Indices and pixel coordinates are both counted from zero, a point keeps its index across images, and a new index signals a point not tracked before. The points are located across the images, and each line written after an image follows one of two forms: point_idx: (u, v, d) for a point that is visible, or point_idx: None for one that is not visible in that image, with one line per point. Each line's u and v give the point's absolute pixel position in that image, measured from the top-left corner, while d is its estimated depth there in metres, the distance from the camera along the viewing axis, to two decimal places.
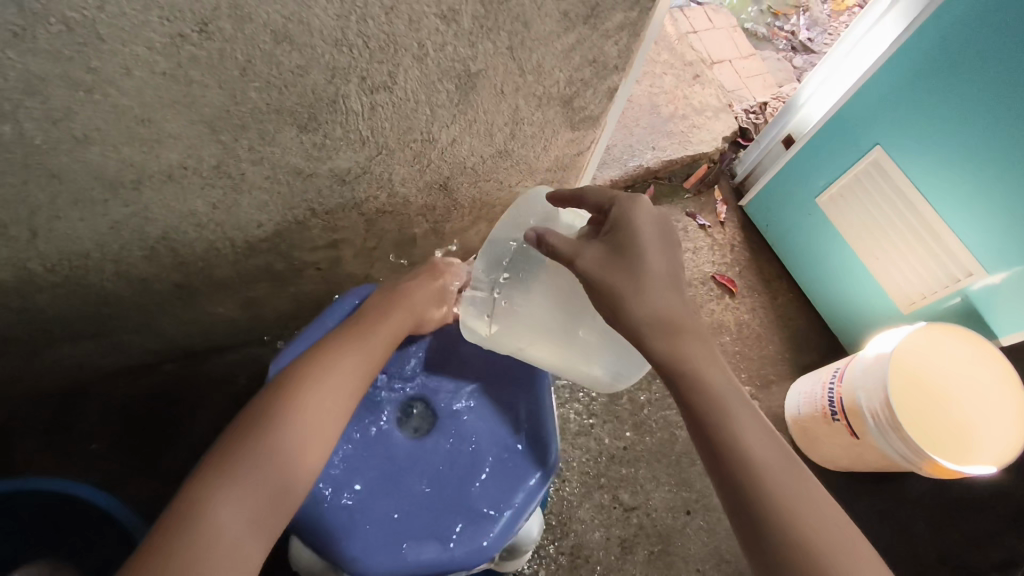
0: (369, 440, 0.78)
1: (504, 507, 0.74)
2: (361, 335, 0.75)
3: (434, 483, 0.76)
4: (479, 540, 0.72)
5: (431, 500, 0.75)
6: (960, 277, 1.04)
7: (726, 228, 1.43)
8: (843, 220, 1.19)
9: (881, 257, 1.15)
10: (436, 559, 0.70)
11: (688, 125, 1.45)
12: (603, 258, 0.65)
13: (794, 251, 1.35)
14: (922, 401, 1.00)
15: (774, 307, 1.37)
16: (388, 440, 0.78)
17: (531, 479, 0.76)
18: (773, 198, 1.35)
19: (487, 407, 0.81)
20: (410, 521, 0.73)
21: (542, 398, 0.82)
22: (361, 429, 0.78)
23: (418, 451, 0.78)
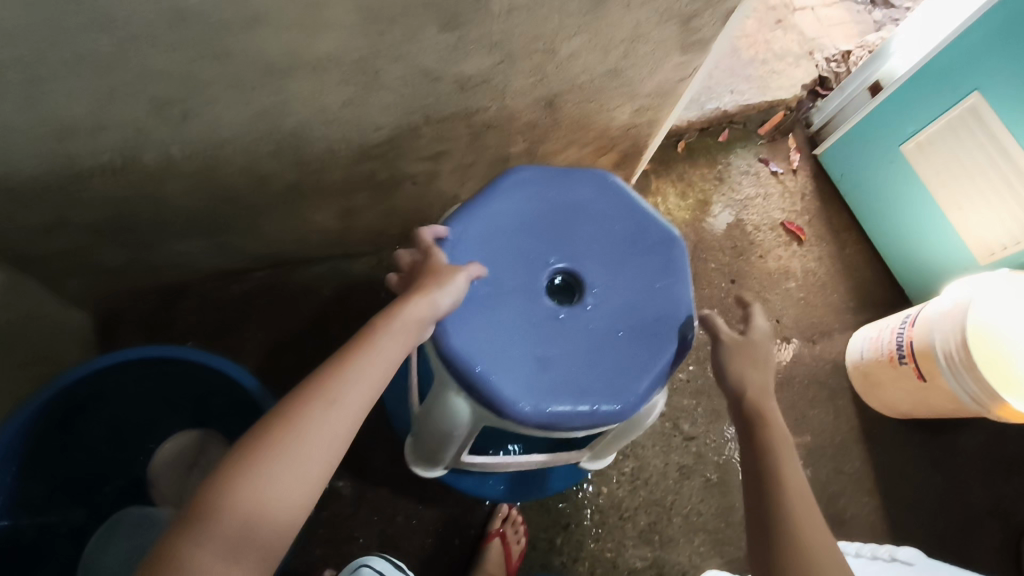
0: (525, 295, 0.75)
1: (651, 366, 0.74)
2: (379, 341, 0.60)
3: (570, 327, 0.74)
4: (615, 381, 0.72)
5: (577, 357, 0.73)
6: None
7: (798, 175, 1.46)
8: (930, 169, 1.20)
9: (965, 208, 1.16)
10: (584, 414, 0.70)
11: (767, 70, 1.44)
12: (735, 340, 0.75)
13: (871, 204, 1.36)
14: (995, 348, 1.02)
15: (841, 257, 1.40)
16: (538, 302, 0.75)
17: (659, 349, 0.74)
18: (854, 148, 1.36)
19: (640, 284, 0.78)
20: (574, 373, 0.72)
21: (678, 265, 0.80)
22: (512, 288, 0.75)
23: (563, 316, 0.75)
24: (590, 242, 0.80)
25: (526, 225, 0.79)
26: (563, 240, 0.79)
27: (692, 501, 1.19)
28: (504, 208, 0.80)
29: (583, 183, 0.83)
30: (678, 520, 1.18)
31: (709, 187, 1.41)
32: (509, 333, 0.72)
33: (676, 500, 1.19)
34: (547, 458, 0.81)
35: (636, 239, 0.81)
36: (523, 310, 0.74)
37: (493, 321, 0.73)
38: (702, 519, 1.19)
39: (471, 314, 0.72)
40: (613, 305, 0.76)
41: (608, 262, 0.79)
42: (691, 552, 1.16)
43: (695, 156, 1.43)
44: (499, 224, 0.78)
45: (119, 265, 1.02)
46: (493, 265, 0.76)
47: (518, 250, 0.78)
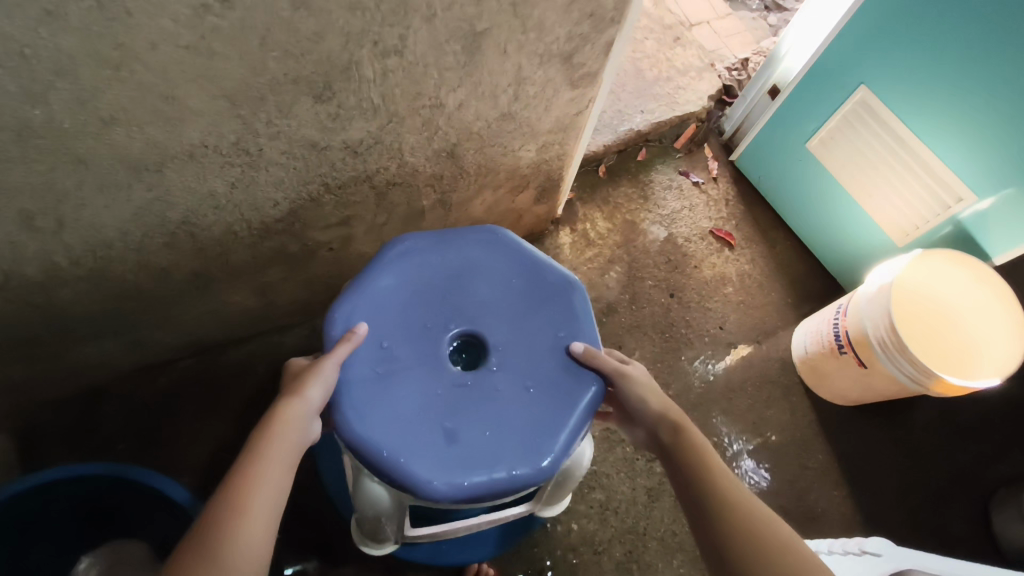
0: (424, 366, 0.72)
1: (565, 418, 0.70)
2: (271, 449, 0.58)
3: (477, 391, 0.71)
4: (534, 441, 0.68)
5: (489, 421, 0.69)
6: (951, 204, 1.08)
7: (719, 182, 1.48)
8: (836, 162, 1.24)
9: (875, 194, 1.20)
10: (504, 481, 0.66)
11: (673, 87, 1.48)
12: (637, 372, 0.73)
13: (791, 201, 1.39)
14: (920, 328, 1.10)
15: (773, 255, 1.42)
16: (440, 370, 0.72)
17: (574, 397, 0.71)
18: (765, 150, 1.40)
19: (546, 333, 0.76)
20: (485, 439, 0.68)
21: (579, 306, 0.79)
22: (410, 361, 0.72)
23: (468, 380, 0.71)
24: (489, 299, 0.78)
25: (416, 294, 0.77)
26: (460, 301, 0.77)
27: (664, 523, 1.17)
28: (392, 279, 0.77)
29: (471, 241, 0.82)
30: (653, 547, 1.15)
31: (635, 206, 1.43)
32: (412, 408, 0.69)
33: (649, 525, 1.16)
34: (488, 518, 0.78)
35: (533, 291, 0.79)
36: (423, 383, 0.71)
37: (393, 399, 0.69)
38: (677, 539, 1.16)
39: (368, 396, 0.69)
40: (518, 361, 0.74)
41: (506, 318, 0.77)
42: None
43: (618, 178, 1.45)
44: (387, 297, 0.76)
45: (28, 378, 0.97)
46: (388, 340, 0.73)
47: (411, 321, 0.75)
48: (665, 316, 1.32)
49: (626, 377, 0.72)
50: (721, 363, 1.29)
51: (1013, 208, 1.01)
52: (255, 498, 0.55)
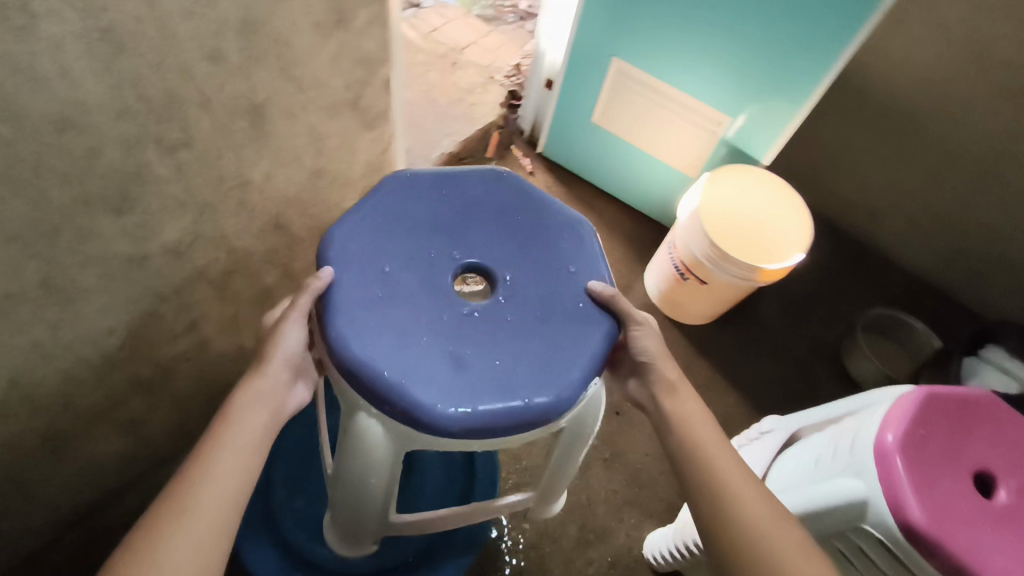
0: (429, 294, 0.74)
1: (579, 351, 0.72)
2: (237, 442, 0.61)
3: (489, 322, 0.72)
4: (549, 369, 0.69)
5: (501, 356, 0.70)
6: (716, 129, 1.28)
7: (536, 175, 1.62)
8: (620, 126, 1.41)
9: (660, 142, 1.38)
10: (517, 411, 0.66)
11: (466, 105, 1.61)
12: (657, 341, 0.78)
13: (600, 170, 1.55)
14: (736, 235, 1.28)
15: (604, 220, 1.57)
16: (446, 301, 0.74)
17: (587, 328, 0.74)
18: (562, 135, 1.55)
19: (556, 270, 0.79)
20: (495, 366, 0.69)
21: (593, 253, 0.82)
22: (414, 290, 0.74)
23: (481, 311, 0.73)
24: (498, 238, 0.81)
25: (424, 228, 0.80)
26: (461, 243, 0.80)
27: (602, 486, 1.24)
28: (394, 215, 0.80)
29: (474, 179, 0.87)
30: (601, 511, 1.21)
31: None
32: (418, 334, 0.70)
33: (590, 494, 1.23)
34: (473, 507, 0.84)
35: (539, 232, 0.83)
36: (427, 309, 0.72)
37: (395, 319, 0.70)
38: (619, 495, 1.24)
39: (373, 318, 0.70)
40: (528, 293, 0.76)
41: (511, 253, 0.80)
42: (627, 533, 1.20)
43: None
44: (405, 227, 0.79)
45: None
46: (387, 270, 0.75)
47: (417, 252, 0.77)
48: None
49: (637, 322, 0.77)
50: None
51: (758, 116, 1.23)
52: (216, 474, 0.58)
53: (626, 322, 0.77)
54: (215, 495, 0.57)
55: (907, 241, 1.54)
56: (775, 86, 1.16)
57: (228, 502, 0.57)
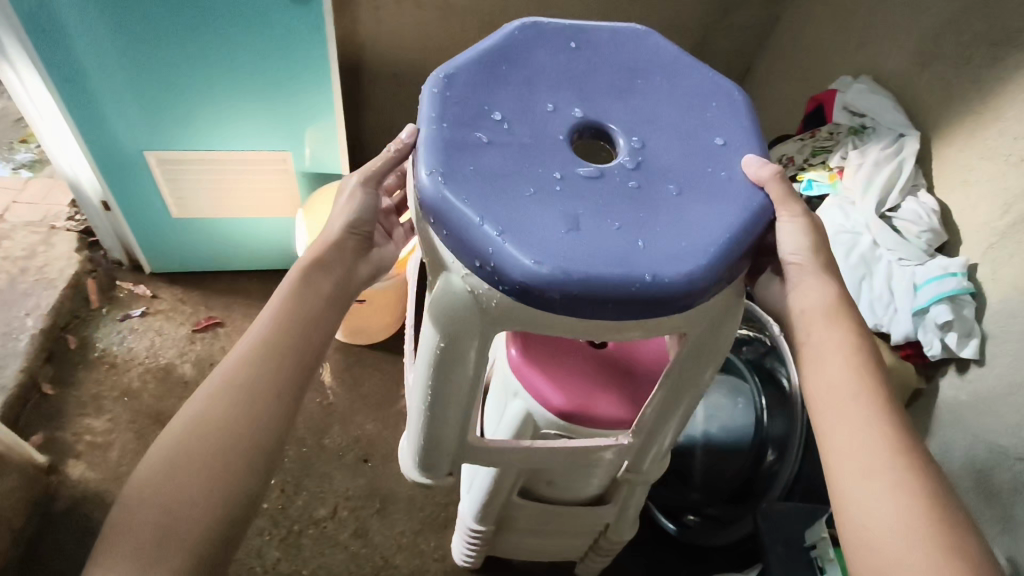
0: (532, 145, 0.65)
1: (718, 219, 0.62)
2: (267, 333, 0.66)
3: (607, 188, 0.64)
4: (674, 238, 0.60)
5: (624, 228, 0.60)
6: (285, 166, 1.30)
7: (160, 296, 1.48)
8: (200, 206, 1.34)
9: (248, 202, 1.35)
10: (632, 284, 0.57)
11: (35, 273, 1.42)
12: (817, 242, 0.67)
13: (219, 255, 1.47)
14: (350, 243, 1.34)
15: (255, 297, 1.50)
16: (550, 171, 0.64)
17: (729, 200, 0.64)
18: (159, 246, 1.43)
19: (702, 143, 0.69)
20: (613, 231, 0.60)
21: (746, 125, 0.71)
22: (523, 138, 0.66)
23: (590, 186, 0.63)
24: (633, 94, 0.72)
25: (575, 84, 0.72)
26: (596, 100, 0.71)
27: (390, 536, 1.19)
28: (541, 68, 0.73)
29: (617, 40, 0.76)
30: (401, 559, 1.17)
31: (111, 379, 1.33)
32: (521, 194, 0.61)
33: (382, 553, 1.17)
34: (584, 444, 0.76)
35: (685, 90, 0.73)
36: (533, 166, 0.64)
37: (492, 171, 0.63)
38: (408, 530, 1.20)
39: (468, 170, 0.62)
40: (658, 162, 0.66)
41: (642, 117, 0.70)
42: (433, 559, 1.17)
43: (70, 376, 1.32)
44: (517, 82, 0.71)
45: None
46: (506, 120, 0.67)
47: (531, 100, 0.69)
48: None
49: (791, 212, 0.66)
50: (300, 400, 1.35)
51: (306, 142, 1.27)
52: (264, 345, 0.65)
53: (775, 211, 0.66)
54: (244, 382, 0.62)
55: None
56: (306, 107, 1.21)
57: (259, 388, 0.62)
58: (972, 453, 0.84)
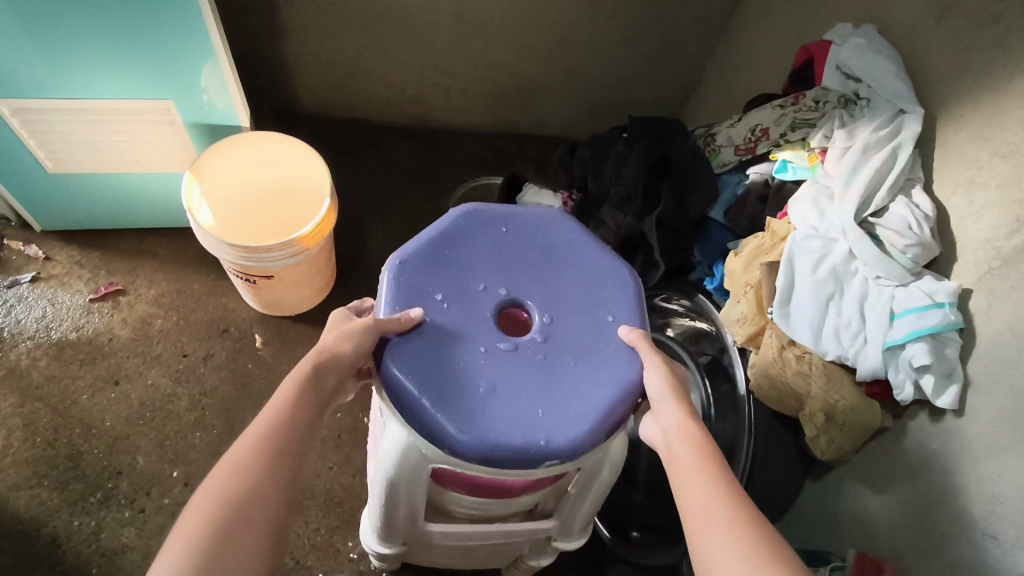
0: (463, 326, 0.70)
1: (607, 396, 0.68)
2: (267, 437, 0.57)
3: (522, 364, 0.69)
4: (566, 412, 0.67)
5: (529, 403, 0.67)
6: (170, 116, 1.10)
7: (55, 257, 1.31)
8: (80, 160, 1.15)
9: (135, 155, 1.16)
10: (529, 452, 0.64)
11: None
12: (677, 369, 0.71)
13: (116, 211, 1.29)
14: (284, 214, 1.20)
15: (165, 260, 1.34)
16: (473, 347, 0.69)
17: (618, 376, 0.70)
18: (44, 204, 1.25)
19: (605, 321, 0.74)
20: (522, 403, 0.67)
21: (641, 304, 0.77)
22: (455, 317, 0.71)
23: (505, 361, 0.69)
24: (555, 273, 0.76)
25: (508, 261, 0.76)
26: (523, 276, 0.75)
27: (304, 534, 1.11)
28: (478, 247, 0.76)
29: (544, 219, 0.79)
30: (314, 560, 1.09)
31: None
32: (448, 369, 0.67)
33: (295, 552, 1.09)
34: (506, 528, 0.79)
35: (598, 270, 0.78)
36: (459, 340, 0.70)
37: (429, 348, 0.68)
38: (324, 528, 1.12)
39: (411, 348, 0.68)
40: (566, 337, 0.72)
41: (555, 294, 0.75)
42: (349, 560, 1.10)
43: None
44: (459, 261, 0.75)
45: None
46: (446, 301, 0.72)
47: (469, 278, 0.74)
48: (131, 403, 1.19)
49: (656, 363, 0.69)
50: (211, 379, 1.23)
51: (190, 86, 1.06)
52: (270, 449, 0.57)
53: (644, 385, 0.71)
54: (241, 498, 0.53)
55: (461, 107, 1.50)
56: (178, 45, 0.99)
57: (253, 510, 0.53)
58: (936, 513, 0.71)
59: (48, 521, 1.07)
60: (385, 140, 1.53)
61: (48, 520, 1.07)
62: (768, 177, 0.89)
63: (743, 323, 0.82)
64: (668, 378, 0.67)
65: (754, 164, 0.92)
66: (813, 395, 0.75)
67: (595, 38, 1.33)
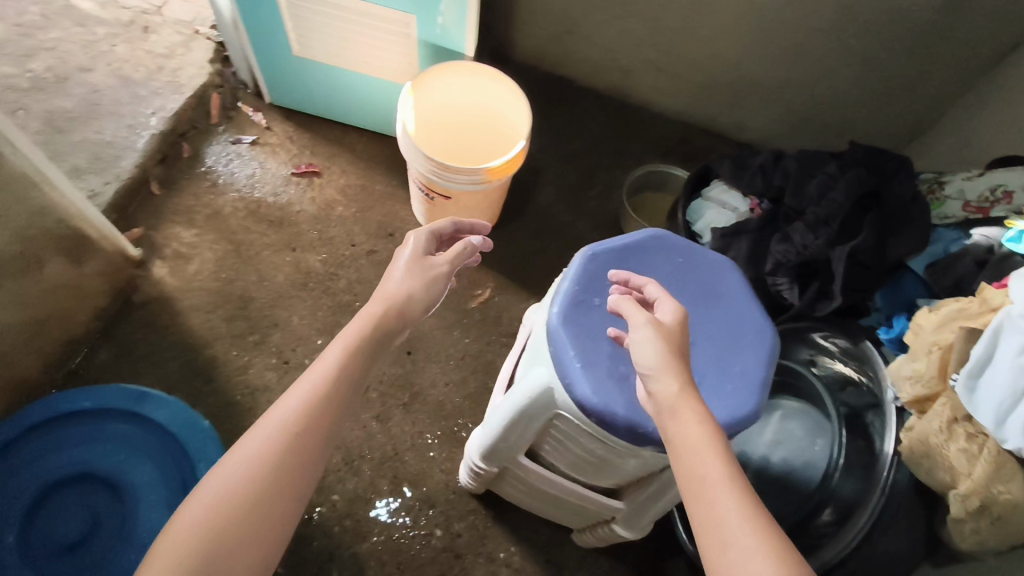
0: (619, 318, 0.70)
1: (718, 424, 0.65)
2: (334, 370, 0.67)
3: None
4: None
5: None
6: (409, 30, 1.19)
7: (273, 128, 1.48)
8: (322, 50, 1.28)
9: (367, 57, 1.27)
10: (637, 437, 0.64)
11: (168, 73, 1.45)
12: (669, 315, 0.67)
13: (332, 102, 1.43)
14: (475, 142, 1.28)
15: (359, 157, 1.47)
16: (620, 339, 0.68)
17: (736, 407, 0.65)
18: (279, 80, 1.41)
19: (744, 360, 0.69)
20: (648, 399, 0.65)
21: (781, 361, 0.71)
22: (613, 308, 0.70)
23: None
24: (714, 306, 0.73)
25: (677, 282, 0.73)
26: (684, 298, 0.73)
27: (407, 432, 1.20)
28: (657, 261, 0.75)
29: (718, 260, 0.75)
30: (410, 458, 1.18)
31: (209, 199, 1.39)
32: (595, 347, 0.67)
33: (396, 444, 1.19)
34: (583, 491, 0.83)
35: (754, 319, 0.72)
36: (611, 327, 0.69)
37: (585, 324, 0.69)
38: (426, 434, 1.20)
39: (572, 319, 0.69)
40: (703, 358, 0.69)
41: (708, 322, 0.71)
42: (440, 470, 1.18)
43: (175, 184, 1.40)
44: (634, 264, 0.74)
45: None
46: (613, 295, 0.71)
47: (638, 280, 0.73)
48: (298, 271, 1.33)
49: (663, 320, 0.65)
50: (368, 272, 1.34)
51: (434, 7, 1.13)
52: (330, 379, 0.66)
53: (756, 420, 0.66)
54: (296, 429, 0.62)
55: (664, 89, 1.49)
56: None
57: (307, 438, 0.62)
58: None
59: (212, 345, 1.24)
60: (580, 104, 1.56)
61: (213, 344, 1.24)
62: (995, 243, 0.81)
63: (915, 382, 0.78)
64: (658, 335, 0.61)
65: (983, 224, 0.84)
66: (971, 475, 0.69)
67: (830, 55, 1.27)
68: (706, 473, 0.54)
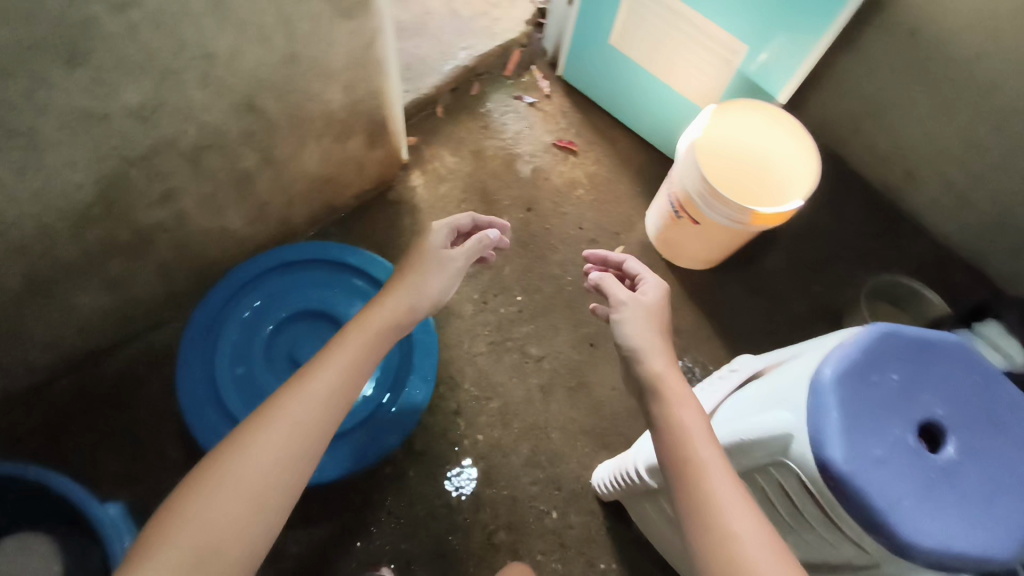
0: (896, 404, 0.62)
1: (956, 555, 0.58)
2: (374, 329, 0.82)
3: (916, 469, 0.60)
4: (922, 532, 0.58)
5: (901, 501, 0.59)
6: (732, 58, 1.21)
7: (552, 98, 1.59)
8: (637, 46, 1.35)
9: (675, 67, 1.32)
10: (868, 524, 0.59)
11: (490, 18, 1.59)
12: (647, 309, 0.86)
13: (616, 95, 1.50)
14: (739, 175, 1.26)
15: (616, 152, 1.53)
16: (889, 426, 0.61)
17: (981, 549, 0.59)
18: (580, 59, 1.50)
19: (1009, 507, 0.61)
20: (897, 499, 0.59)
21: None
22: (892, 391, 0.63)
23: (908, 456, 0.61)
24: (999, 439, 0.63)
25: (965, 395, 0.64)
26: (970, 417, 0.63)
27: (562, 413, 1.24)
28: (950, 364, 0.66)
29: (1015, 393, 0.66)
30: (556, 436, 1.22)
31: (477, 137, 1.52)
32: (862, 423, 0.61)
33: (548, 419, 1.23)
34: None
35: None
36: (884, 408, 0.62)
37: (858, 394, 0.62)
38: (578, 424, 1.23)
39: (847, 384, 0.62)
40: (966, 485, 0.61)
41: (988, 453, 0.62)
42: (577, 461, 1.20)
43: (456, 114, 1.54)
44: (927, 357, 0.65)
45: None
46: (896, 377, 0.64)
47: (926, 376, 0.64)
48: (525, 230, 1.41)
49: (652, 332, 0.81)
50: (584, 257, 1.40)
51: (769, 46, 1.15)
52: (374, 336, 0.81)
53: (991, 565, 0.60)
54: (347, 375, 0.76)
55: (950, 208, 1.39)
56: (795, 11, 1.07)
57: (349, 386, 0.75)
58: None
59: None
60: (848, 187, 1.49)
61: None
62: None
63: None
64: (646, 322, 0.82)
65: None
66: None
67: None
68: (703, 458, 0.67)
